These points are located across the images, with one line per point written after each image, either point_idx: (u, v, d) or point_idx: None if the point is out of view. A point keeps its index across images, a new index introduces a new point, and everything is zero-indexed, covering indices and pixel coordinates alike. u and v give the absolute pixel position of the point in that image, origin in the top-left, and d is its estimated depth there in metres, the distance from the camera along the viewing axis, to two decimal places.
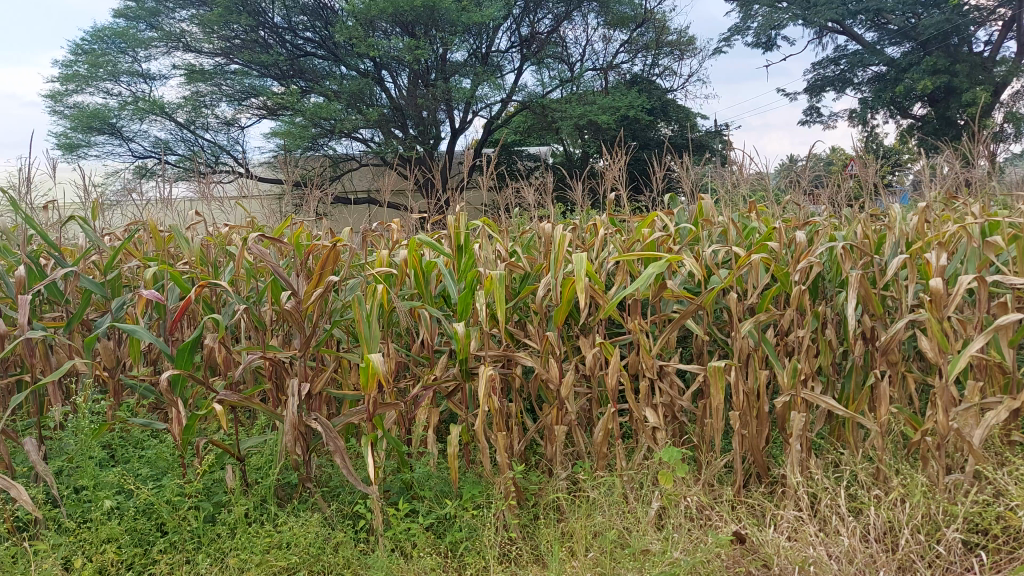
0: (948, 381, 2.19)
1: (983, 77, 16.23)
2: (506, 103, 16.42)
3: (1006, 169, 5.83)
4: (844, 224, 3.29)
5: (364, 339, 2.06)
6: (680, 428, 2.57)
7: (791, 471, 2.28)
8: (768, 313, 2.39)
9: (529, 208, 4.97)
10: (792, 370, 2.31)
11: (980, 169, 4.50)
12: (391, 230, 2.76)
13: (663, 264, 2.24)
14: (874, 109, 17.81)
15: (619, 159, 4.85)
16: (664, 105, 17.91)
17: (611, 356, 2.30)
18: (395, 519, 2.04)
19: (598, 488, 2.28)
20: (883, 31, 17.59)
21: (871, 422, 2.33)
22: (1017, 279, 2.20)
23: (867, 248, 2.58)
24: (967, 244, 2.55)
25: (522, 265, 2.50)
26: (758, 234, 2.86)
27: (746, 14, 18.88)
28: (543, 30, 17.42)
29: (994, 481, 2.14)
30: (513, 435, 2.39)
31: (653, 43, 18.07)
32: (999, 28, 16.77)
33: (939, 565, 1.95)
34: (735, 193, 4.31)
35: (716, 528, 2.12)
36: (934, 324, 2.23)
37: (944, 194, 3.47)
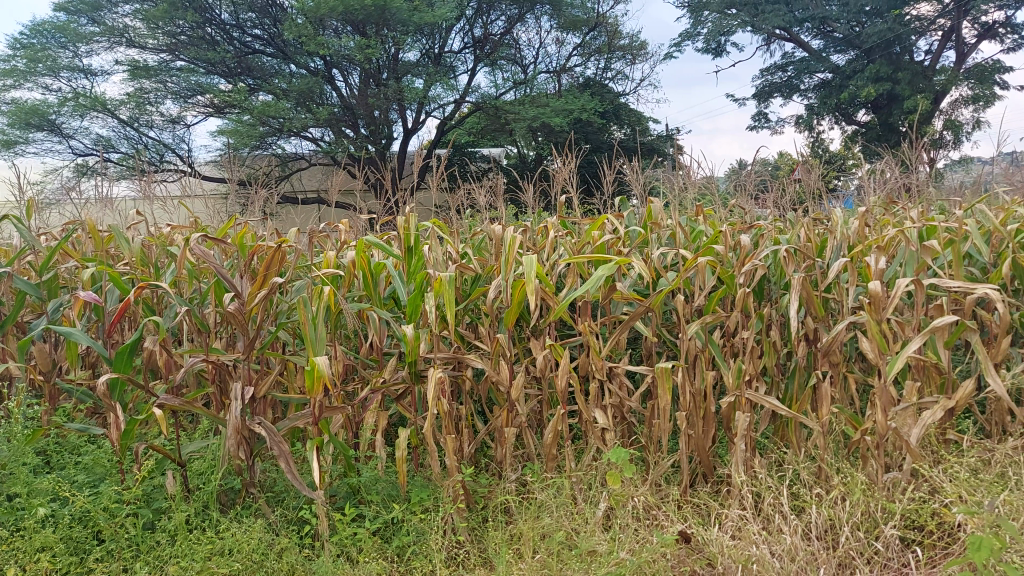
0: (887, 382, 2.24)
1: (924, 85, 16.71)
2: (458, 105, 16.42)
3: (945, 175, 6.04)
4: (789, 228, 3.35)
5: (310, 341, 2.04)
6: (629, 429, 2.58)
7: (735, 471, 2.32)
8: (715, 315, 2.42)
9: (482, 211, 4.97)
10: (737, 371, 2.35)
11: (919, 175, 4.67)
12: (340, 230, 2.73)
13: (613, 266, 2.25)
14: (820, 115, 18.24)
15: (569, 161, 4.88)
16: (616, 109, 18.12)
17: (560, 358, 2.29)
18: (342, 525, 2.02)
19: (545, 489, 2.29)
20: (829, 39, 18.00)
21: (813, 422, 2.38)
22: (953, 282, 2.27)
23: (810, 251, 2.62)
24: (906, 247, 2.61)
25: (471, 267, 2.49)
26: (705, 238, 2.90)
27: (696, 20, 19.15)
28: (497, 31, 17.40)
29: (930, 479, 2.20)
30: (463, 437, 2.37)
31: (605, 47, 18.26)
32: (939, 38, 17.29)
33: (878, 562, 2.00)
34: (684, 197, 4.39)
35: (662, 528, 2.14)
36: (873, 326, 2.27)
37: (886, 200, 3.57)
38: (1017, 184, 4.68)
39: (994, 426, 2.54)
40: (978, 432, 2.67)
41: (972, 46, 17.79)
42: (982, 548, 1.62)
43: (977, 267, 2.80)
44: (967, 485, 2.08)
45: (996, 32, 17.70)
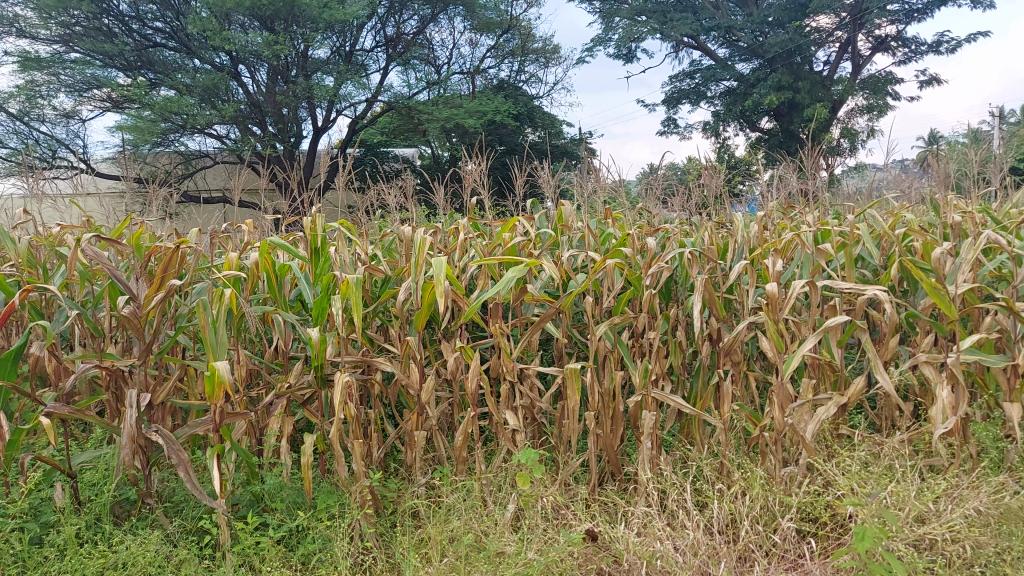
0: (783, 380, 2.32)
1: (822, 94, 17.50)
2: (371, 104, 16.25)
3: (841, 181, 6.33)
4: (694, 231, 3.44)
5: (209, 346, 1.97)
6: (539, 430, 2.59)
7: (642, 468, 2.36)
8: (622, 316, 2.46)
9: (392, 212, 4.92)
10: (644, 370, 2.40)
11: (816, 180, 4.88)
12: (245, 231, 2.64)
13: (523, 268, 2.25)
14: (726, 122, 18.85)
15: (481, 161, 4.88)
16: (530, 112, 18.26)
17: (471, 361, 2.27)
18: (244, 534, 1.96)
19: (454, 492, 2.28)
20: (734, 48, 18.59)
21: (715, 419, 2.45)
22: (846, 283, 2.37)
23: (713, 254, 2.70)
24: (803, 251, 2.71)
25: (380, 268, 2.45)
26: (614, 240, 2.94)
27: (608, 25, 19.47)
28: (409, 31, 17.28)
29: (824, 472, 2.30)
30: (372, 442, 2.34)
31: (518, 50, 18.40)
32: (835, 49, 18.13)
33: (775, 554, 2.07)
34: (594, 199, 4.45)
35: (570, 527, 2.17)
36: (771, 327, 2.35)
37: (784, 204, 3.70)
38: (904, 192, 4.93)
39: (883, 420, 2.67)
40: (870, 427, 2.80)
41: (866, 59, 18.71)
42: (866, 538, 1.71)
43: (869, 270, 2.94)
44: (858, 478, 2.18)
45: (889, 45, 18.66)
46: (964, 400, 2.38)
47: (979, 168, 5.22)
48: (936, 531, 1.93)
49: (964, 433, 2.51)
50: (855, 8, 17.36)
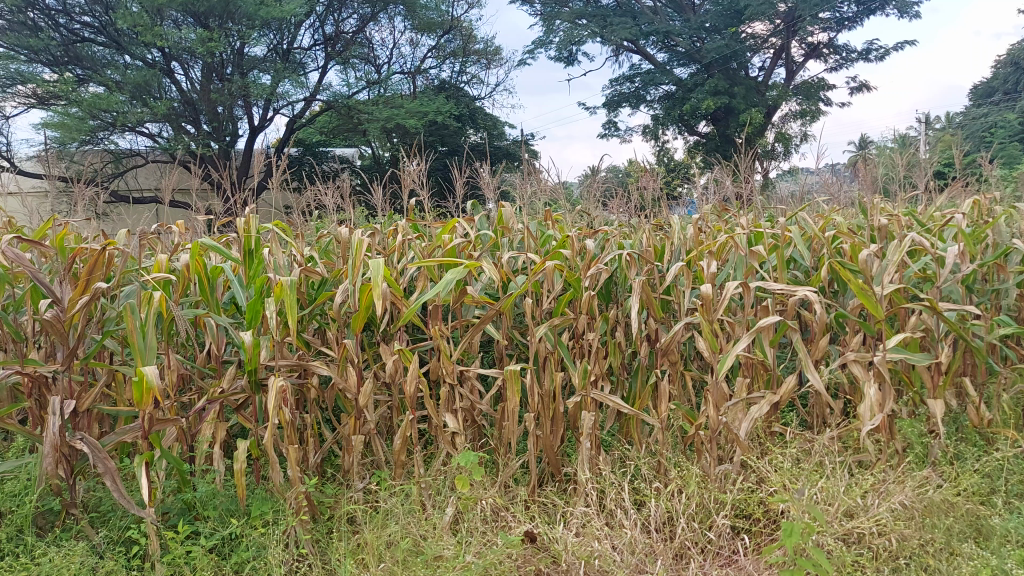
0: (719, 379, 2.36)
1: (757, 100, 17.92)
2: (309, 103, 16.04)
3: (775, 184, 6.47)
4: (632, 232, 3.48)
5: (137, 350, 1.92)
6: (478, 432, 2.58)
7: (581, 469, 2.37)
8: (562, 318, 2.47)
9: (329, 213, 4.85)
10: (582, 371, 2.41)
11: (751, 183, 4.98)
12: (176, 232, 2.58)
13: (462, 270, 2.24)
14: (665, 125, 19.11)
15: (420, 161, 4.85)
16: (471, 113, 18.24)
17: (410, 362, 2.25)
18: (174, 543, 1.91)
19: (392, 496, 2.26)
20: (673, 53, 18.85)
21: (652, 418, 2.48)
22: (777, 284, 2.42)
23: (650, 255, 2.73)
24: (736, 253, 2.77)
25: (317, 270, 2.42)
26: (553, 242, 2.95)
27: (549, 28, 19.57)
28: (349, 29, 17.10)
29: (757, 469, 2.35)
30: (308, 448, 2.30)
31: (459, 51, 18.37)
32: (770, 55, 18.58)
33: (711, 551, 2.10)
34: (534, 200, 4.46)
35: (508, 529, 2.17)
36: (705, 327, 2.39)
37: (720, 207, 3.77)
38: (834, 195, 5.07)
39: (815, 418, 2.74)
40: (801, 425, 2.87)
41: (800, 65, 19.21)
42: (794, 534, 1.75)
43: (800, 271, 3.02)
44: (790, 474, 2.23)
45: (821, 52, 19.19)
46: (890, 397, 2.46)
47: (905, 172, 5.40)
48: (864, 524, 1.99)
49: (891, 429, 2.59)
50: (788, 15, 17.83)
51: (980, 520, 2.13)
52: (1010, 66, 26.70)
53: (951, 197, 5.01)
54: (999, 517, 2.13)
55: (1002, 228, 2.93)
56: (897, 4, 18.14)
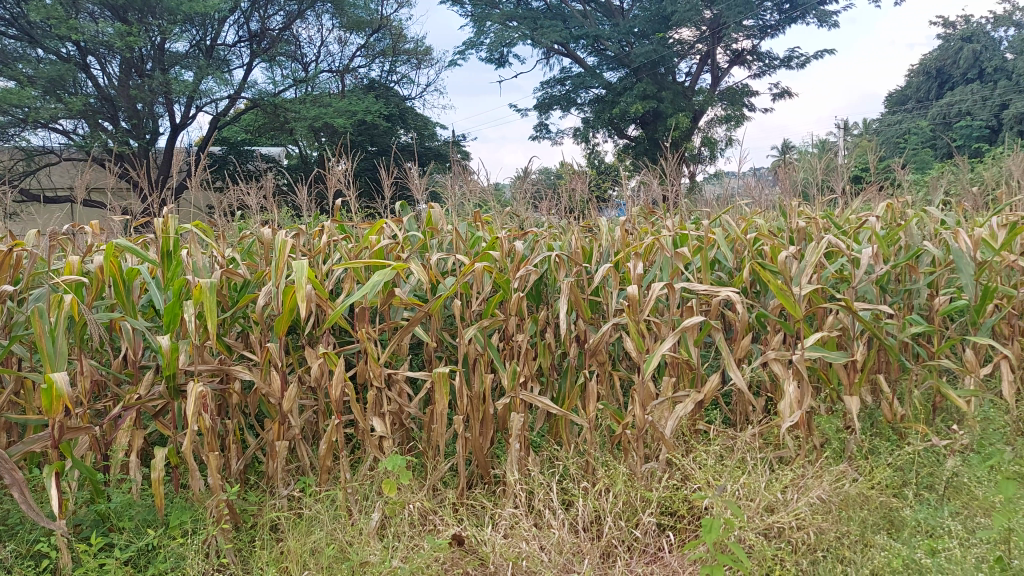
0: (644, 379, 2.40)
1: (684, 104, 18.28)
2: (233, 101, 15.69)
3: (702, 188, 6.58)
4: (560, 234, 3.50)
5: (46, 356, 1.83)
6: (406, 435, 2.55)
7: (509, 470, 2.37)
8: (491, 320, 2.46)
9: (253, 213, 4.72)
10: (511, 373, 2.41)
11: (676, 186, 5.06)
12: (88, 233, 2.47)
13: (389, 272, 2.21)
14: (595, 128, 19.31)
15: (347, 161, 4.77)
16: (401, 113, 18.09)
17: (334, 365, 2.20)
18: (87, 555, 1.84)
19: (318, 501, 2.22)
20: (602, 57, 19.09)
21: (580, 419, 2.50)
22: (700, 285, 2.47)
23: (578, 256, 2.75)
24: (662, 256, 2.81)
25: (239, 272, 2.36)
26: (482, 244, 2.93)
27: (479, 29, 19.57)
28: (275, 26, 16.77)
29: (682, 466, 2.39)
30: (230, 454, 2.24)
31: (389, 50, 18.21)
32: (696, 61, 18.97)
33: (636, 548, 2.13)
34: (464, 201, 4.44)
35: (437, 532, 2.15)
36: (632, 327, 2.43)
37: (647, 210, 3.81)
38: (755, 198, 5.19)
39: (738, 415, 2.80)
40: (725, 422, 2.93)
41: (724, 71, 19.67)
42: (714, 530, 1.80)
43: (724, 272, 3.08)
44: (713, 472, 2.27)
45: (745, 58, 19.69)
46: (809, 394, 2.53)
47: (823, 177, 5.56)
48: (784, 519, 2.04)
49: (809, 425, 2.66)
50: (713, 22, 18.24)
51: (893, 512, 2.20)
52: (921, 76, 27.83)
53: (865, 200, 5.18)
54: (909, 508, 2.21)
55: (914, 230, 3.05)
56: (816, 13, 18.73)
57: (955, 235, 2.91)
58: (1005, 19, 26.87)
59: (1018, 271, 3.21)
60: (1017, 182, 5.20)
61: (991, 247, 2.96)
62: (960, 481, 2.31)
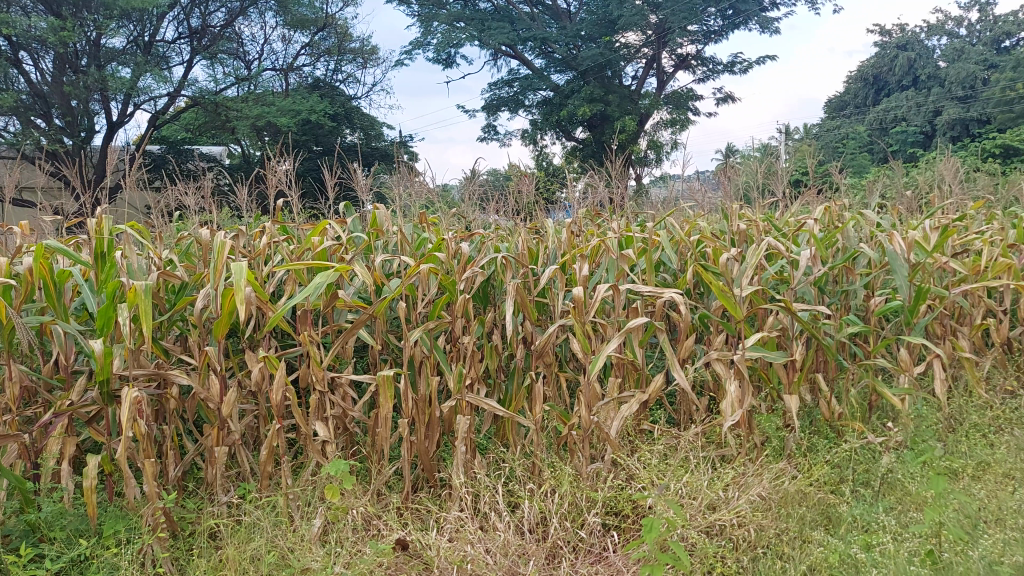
0: (590, 380, 2.41)
1: (631, 108, 18.47)
2: (173, 98, 15.34)
3: (648, 192, 6.65)
4: (508, 236, 3.49)
5: None
6: (351, 439, 2.52)
7: (455, 473, 2.36)
8: (437, 321, 2.45)
9: (191, 213, 4.61)
10: (457, 376, 2.40)
11: (621, 189, 5.12)
12: (17, 234, 2.39)
13: (332, 274, 2.18)
14: (543, 130, 19.37)
15: (290, 161, 4.68)
16: (347, 113, 17.90)
17: (276, 369, 2.16)
18: (14, 568, 1.77)
19: (259, 507, 2.18)
20: (549, 59, 19.19)
21: (527, 420, 2.50)
22: (645, 287, 2.50)
23: (525, 258, 2.75)
24: (608, 257, 2.83)
25: (176, 274, 2.30)
26: (428, 245, 2.91)
27: (426, 29, 19.49)
28: (216, 23, 16.45)
29: (626, 466, 2.40)
30: (167, 461, 2.19)
31: (334, 49, 18.01)
32: (642, 65, 19.19)
33: (582, 548, 2.13)
34: (410, 203, 4.40)
35: (381, 536, 2.13)
36: (579, 329, 2.44)
37: (593, 213, 3.83)
38: (698, 199, 5.27)
39: (682, 414, 2.83)
40: (669, 422, 2.96)
41: (669, 75, 19.94)
42: (655, 529, 1.83)
43: (668, 274, 3.11)
44: (657, 471, 2.29)
45: (690, 63, 19.98)
46: (749, 393, 2.57)
47: (764, 180, 5.66)
48: (725, 517, 2.08)
49: (750, 424, 2.70)
50: (658, 27, 18.48)
51: (831, 508, 2.26)
52: (859, 82, 28.56)
53: (803, 203, 5.30)
54: (846, 505, 2.26)
55: (851, 233, 3.13)
56: (759, 20, 19.10)
57: (890, 238, 3.00)
58: (938, 28, 27.80)
59: (949, 272, 3.31)
60: (949, 186, 5.37)
61: (924, 249, 3.05)
62: (894, 477, 2.38)
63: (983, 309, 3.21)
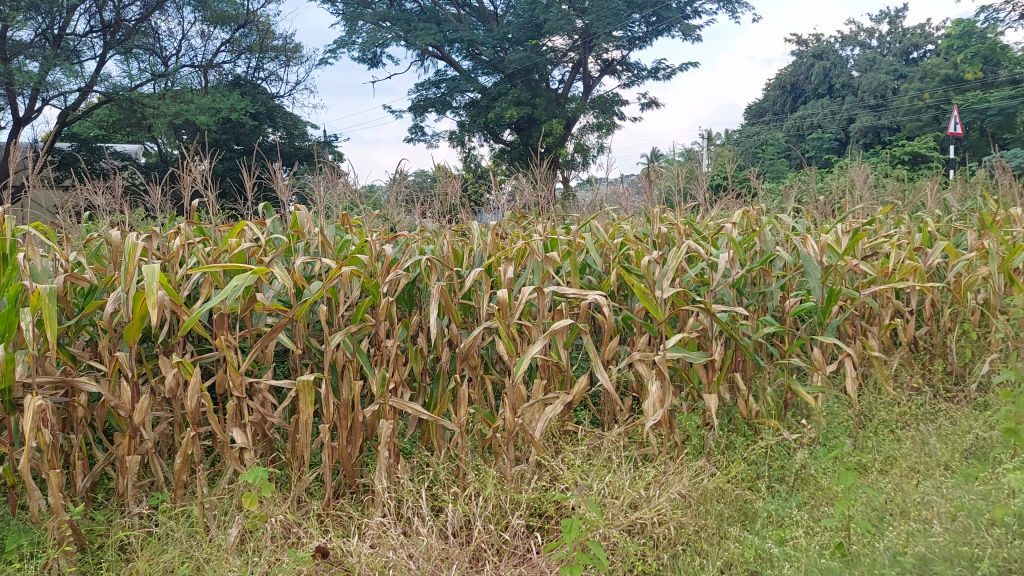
0: (514, 382, 2.42)
1: (557, 111, 18.62)
2: (85, 94, 14.77)
3: (574, 196, 6.68)
4: (433, 238, 3.46)
5: None
6: (270, 446, 2.46)
7: (378, 478, 2.33)
8: (359, 325, 2.41)
9: (101, 213, 4.43)
10: (380, 379, 2.37)
11: (544, 193, 5.13)
12: None
13: (249, 277, 2.12)
14: (471, 132, 19.34)
15: (207, 160, 4.55)
16: (269, 111, 17.53)
17: (190, 374, 2.10)
18: None
19: (173, 517, 2.12)
20: (476, 61, 19.17)
21: (451, 423, 2.49)
22: (567, 289, 2.51)
23: (450, 261, 2.74)
24: (533, 259, 2.84)
25: (83, 277, 2.21)
26: (351, 247, 2.86)
27: (351, 28, 19.25)
28: (131, 17, 15.91)
29: (550, 467, 2.42)
30: (76, 472, 2.11)
31: (256, 46, 17.62)
32: (568, 69, 19.37)
33: (505, 551, 2.14)
34: (332, 204, 4.33)
35: (301, 544, 2.09)
36: (503, 331, 2.44)
37: (518, 214, 3.84)
38: (622, 203, 5.32)
39: (606, 415, 2.86)
40: (594, 422, 2.99)
41: (596, 80, 20.19)
42: (574, 530, 1.85)
43: (592, 276, 3.14)
44: (580, 471, 2.32)
45: (615, 68, 20.26)
46: (670, 393, 2.62)
47: (687, 184, 5.75)
48: (646, 515, 2.11)
49: (671, 423, 2.75)
50: (584, 32, 18.72)
51: (747, 504, 2.32)
52: (777, 90, 29.42)
53: (723, 207, 5.41)
54: (762, 501, 2.33)
55: (768, 236, 3.21)
56: (682, 27, 19.52)
57: (804, 241, 3.09)
58: (851, 39, 28.90)
59: (860, 274, 3.44)
60: (860, 192, 5.57)
61: (835, 252, 3.16)
62: (807, 472, 2.47)
63: (891, 310, 3.34)
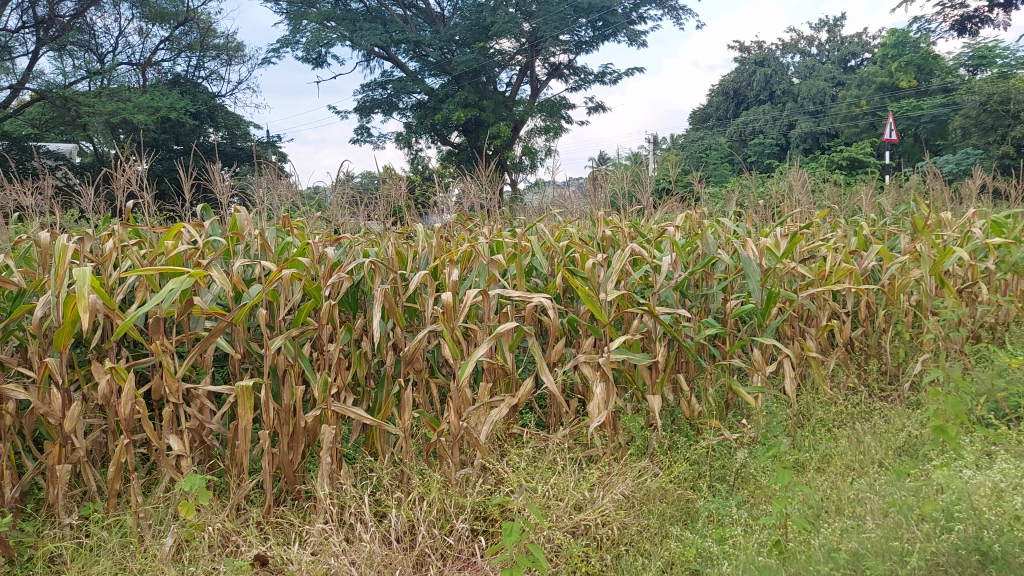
0: (459, 385, 2.41)
1: (505, 114, 18.65)
2: (16, 91, 14.32)
3: (520, 199, 6.68)
4: (376, 240, 3.43)
5: None
6: (208, 452, 2.41)
7: (320, 484, 2.30)
8: (300, 329, 2.37)
9: (30, 213, 4.27)
10: (322, 384, 2.34)
11: (491, 195, 5.11)
12: None
13: (186, 279, 2.08)
14: (418, 133, 19.25)
15: (143, 160, 4.42)
16: (210, 111, 17.20)
17: (124, 380, 2.04)
18: None
19: (106, 527, 2.06)
20: (423, 63, 19.09)
21: (395, 427, 2.47)
22: (511, 291, 2.51)
23: (394, 263, 2.71)
24: (478, 262, 2.83)
25: (11, 281, 2.14)
26: (293, 249, 2.82)
27: (295, 28, 19.02)
28: (66, 13, 15.45)
29: (495, 471, 2.41)
30: (3, 482, 2.04)
31: (196, 44, 17.27)
32: (515, 72, 19.42)
33: (449, 555, 2.13)
34: (274, 206, 4.24)
35: (239, 553, 2.05)
36: (448, 334, 2.43)
37: (464, 218, 3.83)
38: (568, 205, 5.36)
39: (551, 417, 2.87)
40: (539, 424, 2.99)
41: (543, 83, 20.29)
42: (515, 533, 1.85)
43: (539, 279, 3.14)
44: (525, 474, 2.32)
45: (562, 72, 20.39)
46: (614, 395, 2.63)
47: (632, 186, 5.80)
48: (590, 516, 2.12)
49: (616, 425, 2.76)
50: (531, 35, 18.80)
51: (689, 503, 2.35)
52: (720, 95, 29.95)
53: (668, 211, 5.48)
54: (703, 500, 2.36)
55: (710, 239, 3.25)
56: (627, 32, 19.76)
57: (745, 244, 3.15)
58: (792, 46, 29.60)
59: (799, 276, 3.51)
60: (799, 196, 5.70)
61: (774, 255, 3.21)
62: (748, 472, 2.51)
63: (829, 311, 3.42)
